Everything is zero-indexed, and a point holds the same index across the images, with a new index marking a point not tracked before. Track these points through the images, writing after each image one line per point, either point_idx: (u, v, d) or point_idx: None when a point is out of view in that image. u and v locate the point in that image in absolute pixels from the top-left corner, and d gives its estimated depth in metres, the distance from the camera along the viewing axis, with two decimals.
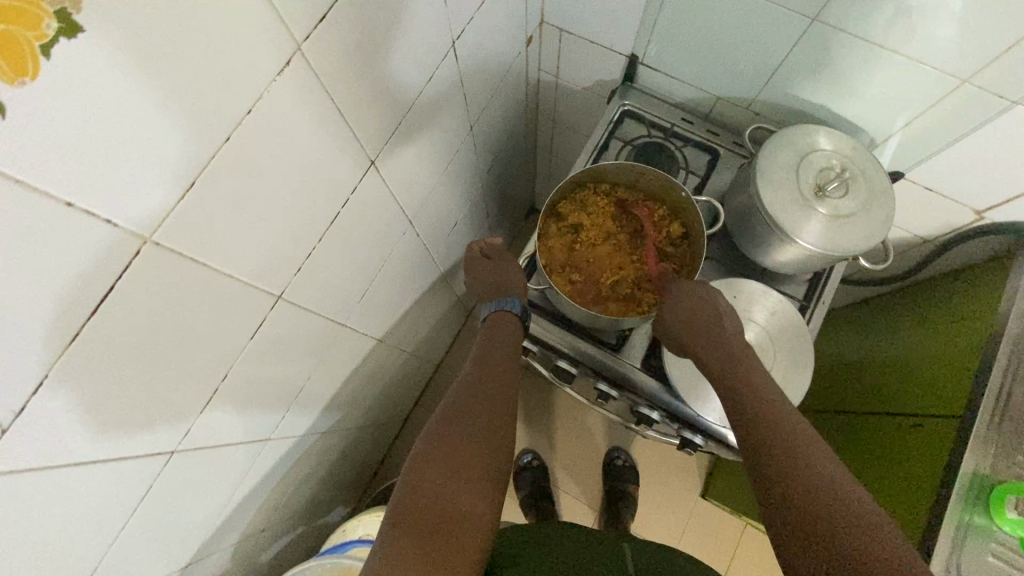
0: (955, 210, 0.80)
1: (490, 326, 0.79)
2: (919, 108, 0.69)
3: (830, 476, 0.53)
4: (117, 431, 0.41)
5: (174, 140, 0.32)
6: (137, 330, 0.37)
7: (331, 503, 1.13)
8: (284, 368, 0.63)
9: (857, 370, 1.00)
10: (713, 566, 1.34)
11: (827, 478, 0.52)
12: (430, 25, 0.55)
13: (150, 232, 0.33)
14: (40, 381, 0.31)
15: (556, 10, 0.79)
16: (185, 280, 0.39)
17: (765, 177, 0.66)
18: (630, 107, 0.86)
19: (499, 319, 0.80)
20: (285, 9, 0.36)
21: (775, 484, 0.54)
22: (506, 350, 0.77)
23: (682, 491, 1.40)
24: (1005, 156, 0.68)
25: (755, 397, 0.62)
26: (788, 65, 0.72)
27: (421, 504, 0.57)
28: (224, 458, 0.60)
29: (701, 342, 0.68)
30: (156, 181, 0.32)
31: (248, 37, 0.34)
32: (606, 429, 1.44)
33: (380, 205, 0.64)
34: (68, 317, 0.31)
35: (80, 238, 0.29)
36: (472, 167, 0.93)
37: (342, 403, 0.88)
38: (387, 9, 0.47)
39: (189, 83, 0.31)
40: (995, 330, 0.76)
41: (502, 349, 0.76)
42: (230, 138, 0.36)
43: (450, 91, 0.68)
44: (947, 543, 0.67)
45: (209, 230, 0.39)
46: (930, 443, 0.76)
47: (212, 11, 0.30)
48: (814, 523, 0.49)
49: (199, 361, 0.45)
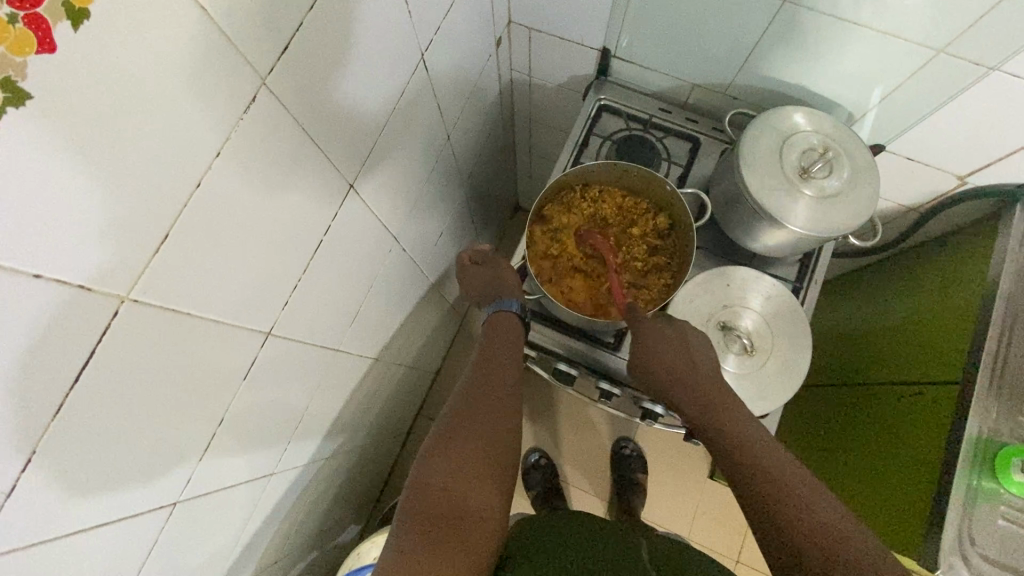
0: (937, 177, 0.80)
1: (490, 329, 0.79)
2: (895, 80, 0.69)
3: (817, 504, 0.54)
4: (114, 492, 0.41)
5: (140, 197, 0.32)
6: (124, 391, 0.37)
7: (343, 523, 1.13)
8: (280, 401, 0.62)
9: (853, 342, 1.01)
10: (728, 546, 1.36)
11: (816, 507, 0.53)
12: (393, 41, 0.54)
13: (127, 290, 0.33)
14: (28, 458, 0.31)
15: (522, 10, 0.78)
16: (166, 331, 0.38)
17: (749, 164, 0.66)
18: (606, 101, 0.85)
19: (500, 321, 0.80)
20: (242, 47, 0.35)
21: (766, 513, 0.55)
22: (507, 354, 0.77)
23: (691, 474, 1.41)
24: (981, 121, 0.68)
25: (738, 425, 0.63)
26: (760, 47, 0.71)
27: (429, 505, 0.59)
28: (228, 498, 0.60)
29: (681, 378, 0.67)
30: (128, 240, 0.32)
31: (205, 82, 0.33)
32: (611, 420, 1.45)
33: (359, 226, 0.63)
34: (52, 386, 0.31)
35: (52, 307, 0.29)
36: (453, 175, 0.92)
37: (344, 425, 0.88)
38: (348, 32, 0.46)
39: (150, 137, 0.31)
40: (986, 294, 0.76)
41: (502, 353, 0.76)
42: (199, 184, 0.36)
43: (421, 104, 0.67)
44: (956, 510, 0.68)
45: (185, 281, 0.38)
46: (931, 411, 0.77)
47: (166, 61, 0.30)
48: (808, 552, 0.50)
49: (189, 407, 0.45)
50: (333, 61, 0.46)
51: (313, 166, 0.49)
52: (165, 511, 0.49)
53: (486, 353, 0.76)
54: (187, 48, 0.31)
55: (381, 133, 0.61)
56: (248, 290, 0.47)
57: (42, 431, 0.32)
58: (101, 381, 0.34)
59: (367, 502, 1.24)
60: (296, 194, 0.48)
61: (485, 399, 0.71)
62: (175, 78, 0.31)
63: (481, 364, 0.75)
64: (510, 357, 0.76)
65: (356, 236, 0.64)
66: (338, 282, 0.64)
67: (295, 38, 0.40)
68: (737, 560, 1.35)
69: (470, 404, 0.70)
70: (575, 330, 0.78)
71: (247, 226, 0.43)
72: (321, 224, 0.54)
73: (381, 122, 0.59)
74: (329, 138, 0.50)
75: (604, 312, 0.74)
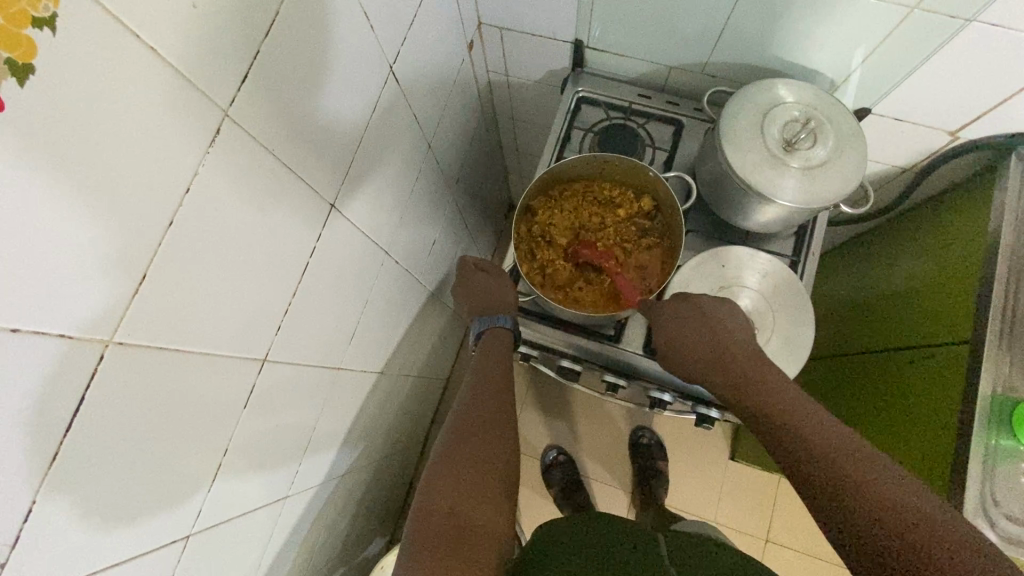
0: (927, 135, 0.78)
1: (483, 346, 0.82)
2: (874, 41, 0.67)
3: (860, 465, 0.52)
4: (125, 530, 0.41)
5: (112, 237, 0.32)
6: (119, 432, 0.37)
7: (367, 538, 1.13)
8: (285, 425, 0.63)
9: (859, 309, 0.99)
10: (754, 526, 1.34)
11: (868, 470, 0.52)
12: (361, 58, 0.55)
13: (110, 333, 0.34)
14: (29, 507, 0.32)
15: (490, 11, 0.78)
16: (157, 367, 0.39)
17: (731, 142, 0.65)
18: (584, 93, 0.85)
19: (489, 337, 0.82)
20: (200, 82, 0.35)
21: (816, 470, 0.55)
22: (500, 373, 0.80)
23: (711, 457, 1.40)
24: (967, 74, 0.67)
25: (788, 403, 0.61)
26: (732, 23, 0.70)
27: (440, 516, 0.62)
28: (244, 524, 0.61)
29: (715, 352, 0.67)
30: (105, 284, 0.32)
31: (167, 120, 0.33)
32: (625, 410, 1.44)
33: (345, 244, 0.63)
34: (44, 437, 0.31)
35: (37, 358, 0.29)
36: (439, 182, 0.92)
37: (355, 442, 0.88)
38: (311, 54, 0.46)
39: (117, 181, 0.31)
40: (989, 248, 0.75)
41: (490, 371, 0.79)
42: (172, 222, 0.36)
43: (398, 115, 0.67)
44: (976, 471, 0.67)
45: (169, 317, 0.38)
46: (942, 372, 0.75)
47: (125, 104, 0.30)
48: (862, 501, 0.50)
49: (191, 441, 0.45)
50: (299, 85, 0.46)
51: (290, 191, 0.49)
52: (180, 544, 0.49)
53: (481, 372, 0.79)
54: (147, 88, 0.31)
55: (360, 150, 0.61)
56: (238, 320, 0.47)
57: (37, 484, 0.32)
58: (94, 427, 0.35)
59: (390, 514, 1.24)
60: (276, 221, 0.48)
61: (481, 419, 0.74)
62: (134, 119, 0.31)
63: (474, 385, 0.78)
64: (502, 373, 0.79)
65: (345, 254, 0.64)
66: (332, 301, 0.65)
67: (256, 67, 0.40)
68: (766, 540, 1.33)
69: (469, 420, 0.74)
70: (578, 326, 0.77)
71: (229, 257, 0.43)
72: (307, 247, 0.55)
73: (357, 139, 0.59)
74: (306, 160, 0.50)
75: (598, 304, 0.74)
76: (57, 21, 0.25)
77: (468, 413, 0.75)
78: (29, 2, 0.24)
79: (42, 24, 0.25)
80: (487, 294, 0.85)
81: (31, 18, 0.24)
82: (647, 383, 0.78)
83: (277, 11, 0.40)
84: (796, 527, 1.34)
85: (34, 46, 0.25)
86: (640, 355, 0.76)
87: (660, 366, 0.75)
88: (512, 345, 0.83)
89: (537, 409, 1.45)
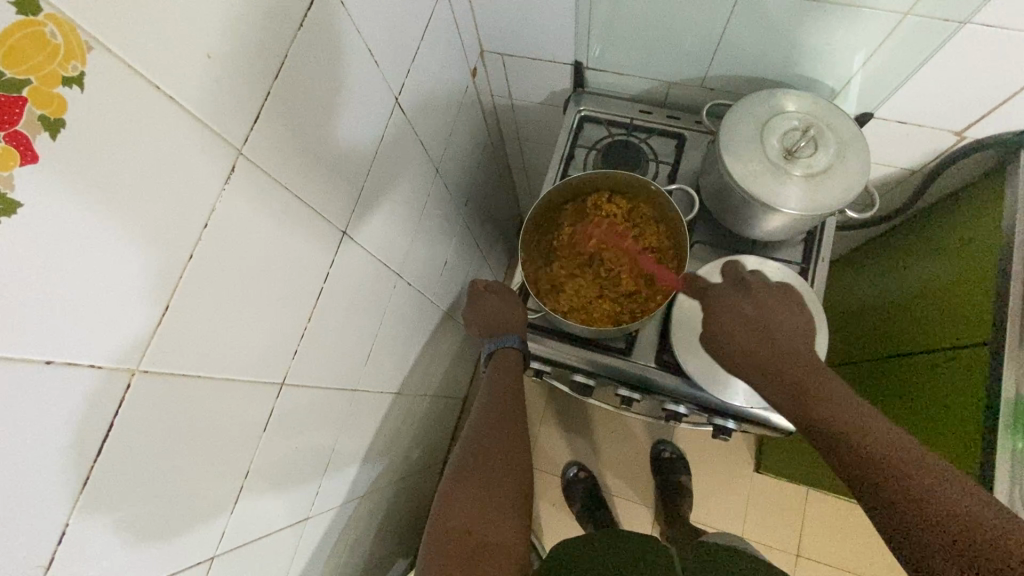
0: (935, 137, 0.78)
1: (494, 368, 0.84)
2: (870, 47, 0.68)
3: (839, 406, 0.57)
4: (151, 551, 0.43)
5: (141, 269, 0.34)
6: (144, 456, 0.39)
7: (389, 558, 1.14)
8: (305, 447, 0.64)
9: (878, 314, 0.98)
10: (785, 541, 1.31)
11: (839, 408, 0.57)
12: (369, 91, 0.57)
13: (137, 361, 0.35)
14: (62, 530, 0.33)
15: (492, 35, 0.80)
16: (179, 393, 0.41)
17: (731, 154, 0.66)
18: (586, 112, 0.87)
19: (500, 359, 0.85)
20: (217, 125, 0.37)
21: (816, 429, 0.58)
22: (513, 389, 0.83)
23: (735, 469, 1.37)
24: (969, 75, 0.66)
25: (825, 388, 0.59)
26: (729, 35, 0.72)
27: (459, 532, 0.64)
28: (267, 545, 0.62)
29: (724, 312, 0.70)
30: (132, 314, 0.34)
31: (190, 158, 0.35)
32: (646, 425, 1.42)
33: (359, 269, 0.65)
34: (76, 463, 0.33)
35: (72, 388, 0.31)
36: (450, 203, 0.95)
37: (374, 463, 0.89)
38: (322, 92, 0.49)
39: (144, 216, 0.33)
40: (1004, 246, 0.74)
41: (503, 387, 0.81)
42: (192, 256, 0.38)
43: (407, 142, 0.70)
44: (1002, 475, 0.67)
45: (192, 346, 0.40)
46: (966, 373, 0.75)
47: (151, 143, 0.32)
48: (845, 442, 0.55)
49: (214, 463, 0.47)
50: (310, 121, 0.48)
51: (305, 221, 0.51)
52: (205, 565, 0.51)
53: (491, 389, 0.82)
54: (171, 129, 0.33)
55: (372, 180, 0.64)
56: (259, 345, 0.49)
57: (71, 505, 0.33)
58: (125, 451, 0.37)
59: (411, 535, 1.24)
60: (293, 251, 0.50)
61: (495, 439, 0.77)
62: (159, 163, 0.33)
63: (488, 405, 0.80)
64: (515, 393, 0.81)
65: (359, 278, 0.66)
66: (348, 324, 0.66)
67: (269, 104, 0.42)
68: (796, 555, 1.30)
69: (484, 438, 0.76)
70: (588, 341, 0.78)
71: (246, 283, 0.45)
72: (321, 274, 0.56)
73: (366, 167, 0.61)
74: (321, 192, 0.53)
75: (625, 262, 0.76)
76: (86, 78, 0.28)
77: (481, 432, 0.77)
78: (61, 63, 0.26)
79: (71, 82, 0.27)
80: (493, 316, 0.87)
81: (61, 78, 0.27)
82: (662, 396, 0.79)
83: (287, 53, 0.43)
84: (827, 541, 1.31)
85: (66, 104, 0.27)
86: (651, 367, 0.77)
87: (673, 379, 0.76)
88: (522, 364, 0.86)
89: (557, 426, 1.45)
